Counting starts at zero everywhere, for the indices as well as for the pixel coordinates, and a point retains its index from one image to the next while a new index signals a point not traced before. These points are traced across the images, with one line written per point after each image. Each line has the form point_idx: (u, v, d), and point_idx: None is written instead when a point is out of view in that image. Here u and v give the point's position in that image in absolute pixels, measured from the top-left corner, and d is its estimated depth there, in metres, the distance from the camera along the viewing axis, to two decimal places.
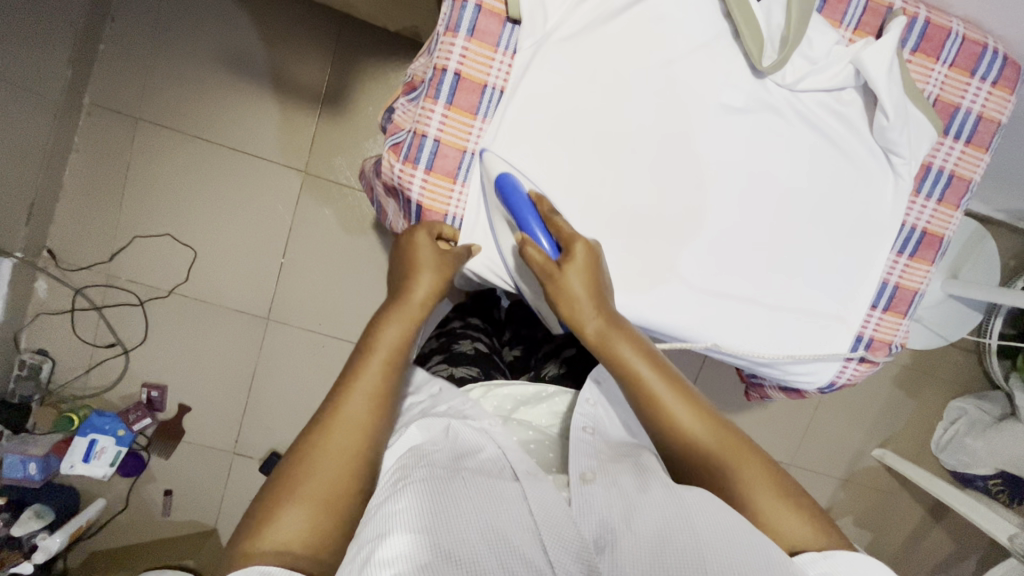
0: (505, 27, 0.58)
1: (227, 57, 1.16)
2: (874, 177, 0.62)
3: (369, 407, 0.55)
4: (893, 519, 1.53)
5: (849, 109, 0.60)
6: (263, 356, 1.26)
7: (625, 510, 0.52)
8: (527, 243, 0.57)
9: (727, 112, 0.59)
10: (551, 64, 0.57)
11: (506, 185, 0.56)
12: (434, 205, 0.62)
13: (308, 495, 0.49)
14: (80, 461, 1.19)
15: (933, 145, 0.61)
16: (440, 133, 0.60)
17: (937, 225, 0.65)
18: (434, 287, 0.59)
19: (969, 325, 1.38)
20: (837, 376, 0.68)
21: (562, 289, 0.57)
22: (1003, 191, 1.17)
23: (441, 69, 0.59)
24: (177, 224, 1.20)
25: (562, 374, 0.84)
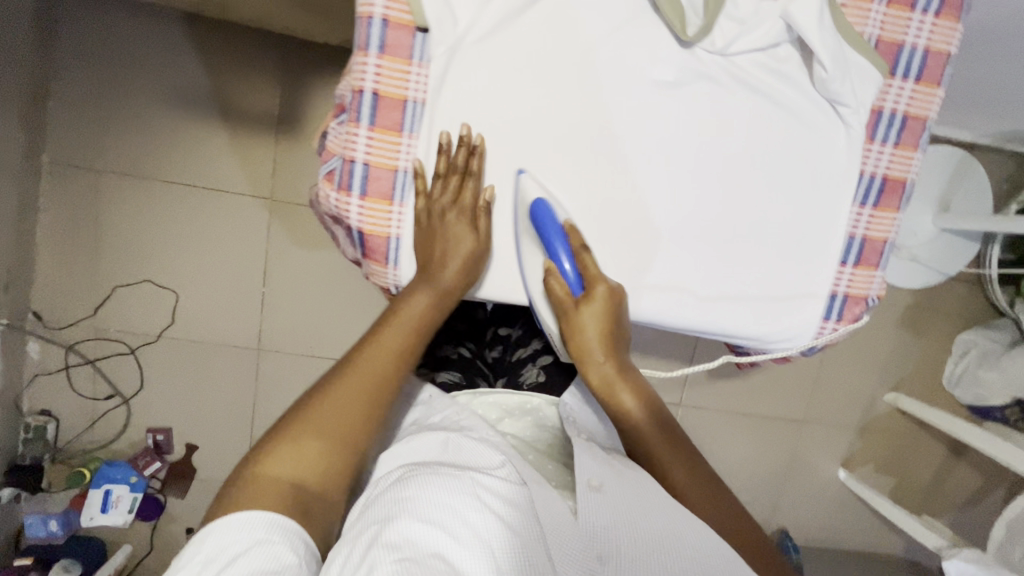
0: (415, 37, 0.54)
1: (178, 96, 1.15)
2: (823, 129, 0.59)
3: (387, 364, 0.60)
4: (914, 460, 1.51)
5: (786, 66, 0.57)
6: (260, 386, 1.27)
7: (628, 519, 0.54)
8: (552, 273, 0.60)
9: (660, 88, 0.57)
10: (467, 67, 0.55)
11: (539, 214, 0.57)
12: (375, 229, 0.59)
13: (318, 429, 0.56)
14: (98, 512, 1.22)
15: (879, 88, 0.58)
16: (369, 156, 0.56)
17: (897, 169, 0.61)
18: (461, 268, 0.59)
19: (966, 257, 1.35)
20: (816, 337, 0.65)
21: (575, 323, 0.62)
22: (984, 114, 1.13)
23: (358, 90, 0.55)
24: (155, 269, 1.20)
25: (542, 381, 0.86)
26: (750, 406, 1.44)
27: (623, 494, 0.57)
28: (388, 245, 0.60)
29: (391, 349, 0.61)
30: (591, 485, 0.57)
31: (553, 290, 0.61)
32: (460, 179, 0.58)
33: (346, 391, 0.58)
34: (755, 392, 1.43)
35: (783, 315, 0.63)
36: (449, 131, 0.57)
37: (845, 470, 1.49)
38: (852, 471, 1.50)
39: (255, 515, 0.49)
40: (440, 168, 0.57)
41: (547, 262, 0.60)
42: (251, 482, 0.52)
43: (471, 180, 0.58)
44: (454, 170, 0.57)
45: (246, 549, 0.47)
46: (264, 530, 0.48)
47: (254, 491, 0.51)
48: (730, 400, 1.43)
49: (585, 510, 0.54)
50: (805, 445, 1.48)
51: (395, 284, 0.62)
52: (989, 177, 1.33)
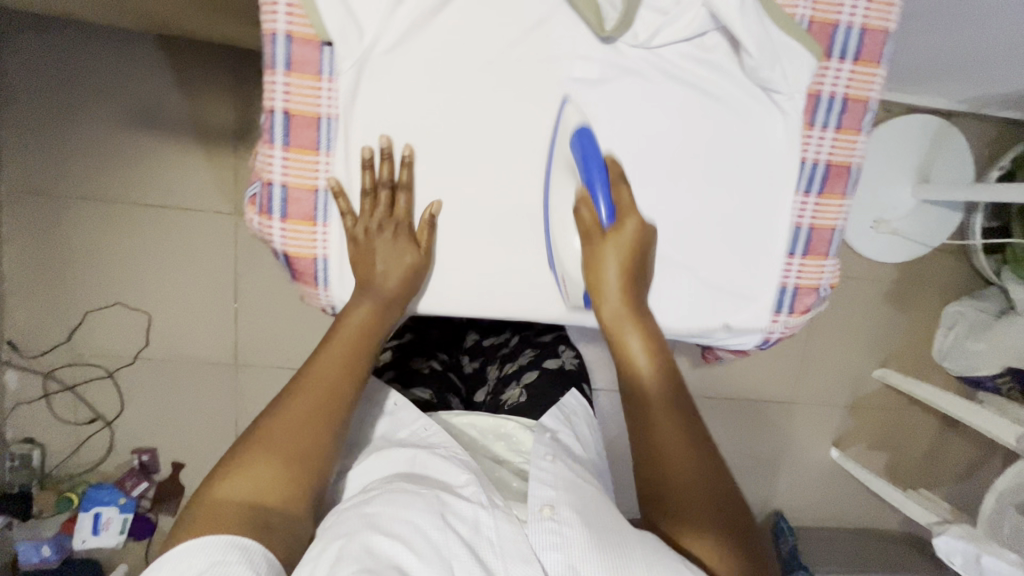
0: (323, 51, 0.53)
1: (134, 116, 1.14)
2: (759, 119, 0.57)
3: (340, 370, 0.57)
4: (907, 435, 1.49)
5: (714, 55, 0.55)
6: (240, 402, 1.27)
7: (587, 546, 0.52)
8: (585, 201, 0.55)
9: (582, 86, 0.56)
10: (381, 79, 0.54)
11: (585, 140, 0.55)
12: (300, 251, 0.57)
13: (269, 446, 0.53)
14: (89, 535, 1.24)
15: (813, 73, 0.56)
16: (286, 178, 0.55)
17: (839, 154, 0.59)
18: (402, 279, 0.58)
19: (949, 227, 1.32)
20: (769, 332, 0.63)
21: (596, 256, 0.56)
22: (954, 79, 1.10)
23: (269, 110, 0.54)
24: (126, 291, 1.20)
25: (523, 402, 0.82)
26: (737, 391, 1.42)
27: (581, 523, 0.54)
28: (316, 266, 0.58)
29: (346, 356, 0.57)
30: (545, 514, 0.55)
31: (582, 219, 0.56)
32: (390, 194, 0.56)
33: (301, 401, 0.55)
34: (741, 377, 1.42)
35: (731, 311, 0.62)
36: (370, 145, 0.55)
37: (838, 449, 1.47)
38: (844, 450, 1.48)
39: (213, 538, 0.46)
40: (368, 185, 0.56)
41: (582, 189, 0.55)
42: (206, 513, 0.50)
43: (403, 192, 0.57)
44: (382, 186, 0.56)
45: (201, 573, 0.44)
46: (221, 551, 0.46)
47: (212, 520, 0.49)
48: (716, 386, 1.42)
49: (538, 544, 0.54)
50: (795, 426, 1.46)
51: (330, 305, 0.61)
52: (968, 145, 1.30)
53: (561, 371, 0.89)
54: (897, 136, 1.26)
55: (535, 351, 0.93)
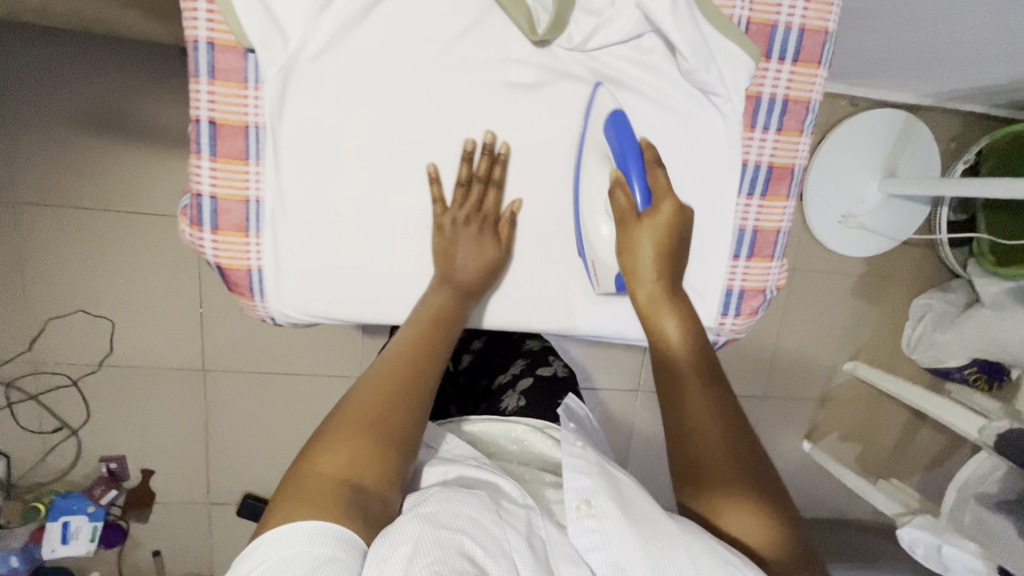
0: (246, 59, 0.52)
1: (91, 119, 1.12)
2: (700, 123, 0.59)
3: (421, 339, 0.57)
4: (878, 426, 1.51)
5: (651, 57, 0.56)
6: (209, 406, 1.26)
7: (631, 540, 0.52)
8: (619, 184, 0.56)
9: (517, 90, 0.57)
10: (309, 86, 0.53)
11: (619, 123, 0.55)
12: (233, 263, 0.56)
13: (354, 411, 0.52)
14: (59, 544, 1.22)
15: (751, 76, 0.57)
16: (214, 189, 0.54)
17: (781, 156, 0.60)
18: (479, 261, 0.60)
19: (917, 220, 1.33)
20: (717, 334, 0.66)
21: (632, 240, 0.57)
22: (914, 73, 1.10)
23: (194, 120, 0.53)
24: (87, 298, 1.18)
25: (523, 404, 0.89)
26: None
27: (620, 516, 0.54)
28: (250, 277, 0.57)
29: (427, 330, 0.57)
30: (581, 512, 0.56)
31: (616, 202, 0.57)
32: (483, 187, 0.59)
33: (382, 367, 0.55)
34: None
35: None
36: (474, 138, 0.58)
37: (810, 442, 1.49)
38: (817, 443, 1.50)
39: (307, 517, 0.45)
40: (464, 176, 0.58)
41: (616, 172, 0.57)
42: (297, 485, 0.48)
43: (493, 189, 0.60)
44: (477, 179, 0.59)
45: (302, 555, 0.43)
46: (309, 532, 0.44)
47: (306, 491, 0.47)
48: None
49: (581, 544, 0.55)
50: (768, 420, 1.48)
51: (269, 316, 0.59)
52: (935, 138, 1.30)
53: (552, 377, 0.96)
54: (864, 130, 1.27)
55: (530, 356, 1.01)
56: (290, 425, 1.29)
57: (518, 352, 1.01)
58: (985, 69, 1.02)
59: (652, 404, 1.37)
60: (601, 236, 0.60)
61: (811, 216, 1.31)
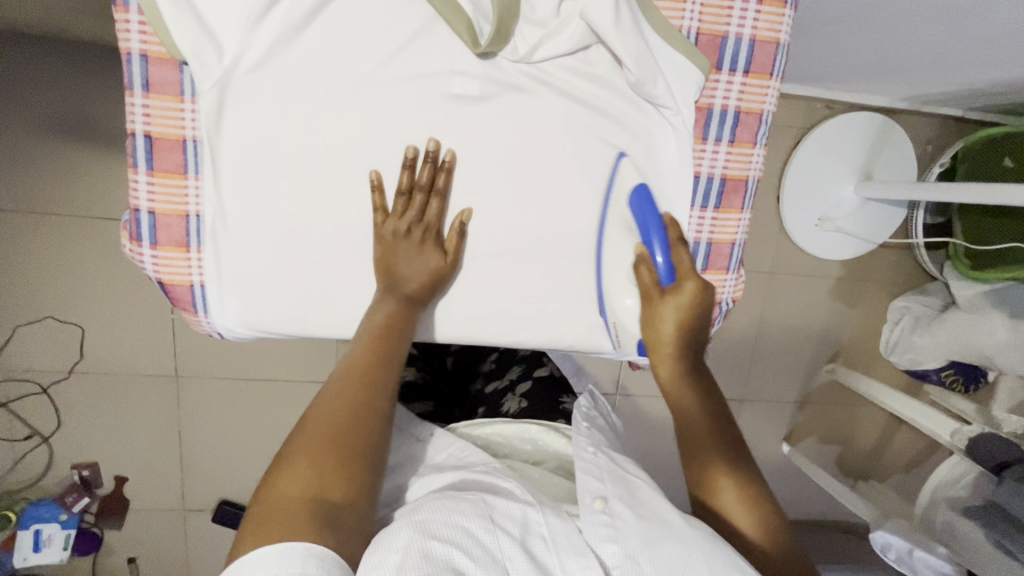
0: (182, 72, 0.52)
1: (56, 123, 1.10)
2: (647, 132, 0.61)
3: (369, 356, 0.57)
4: (858, 428, 1.52)
5: (599, 68, 0.59)
6: (182, 412, 1.25)
7: (642, 539, 0.53)
8: (643, 259, 0.61)
9: (463, 102, 0.57)
10: (245, 100, 0.53)
11: (642, 202, 0.61)
12: (174, 278, 0.57)
13: (302, 445, 0.51)
14: (31, 552, 1.19)
15: (702, 86, 0.61)
16: (152, 204, 0.55)
17: (735, 168, 0.65)
18: (424, 272, 0.59)
19: (894, 223, 1.33)
20: None
21: (654, 316, 0.62)
22: (885, 77, 1.11)
23: (131, 134, 0.54)
24: (56, 304, 1.16)
25: (523, 408, 0.90)
26: None
27: (633, 515, 0.55)
28: (193, 293, 0.58)
29: (373, 348, 0.57)
30: (597, 507, 0.56)
31: (641, 277, 0.62)
32: (425, 197, 0.58)
33: (330, 393, 0.55)
34: None
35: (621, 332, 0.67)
36: (416, 145, 0.57)
37: (789, 445, 1.50)
38: (796, 445, 1.50)
39: (294, 544, 0.44)
40: (404, 185, 0.57)
41: (639, 248, 0.62)
42: (266, 510, 0.47)
43: (437, 198, 0.59)
44: (418, 188, 0.58)
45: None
46: (298, 563, 0.43)
47: (275, 518, 0.47)
48: None
49: (590, 537, 0.55)
50: (747, 423, 1.48)
51: (214, 331, 0.60)
52: (911, 141, 1.31)
53: (549, 378, 0.98)
54: (840, 133, 1.26)
55: (522, 357, 1.02)
56: (265, 430, 1.28)
57: (511, 354, 1.02)
58: (955, 74, 1.02)
59: (630, 408, 1.37)
60: (626, 307, 0.63)
61: (787, 220, 1.31)
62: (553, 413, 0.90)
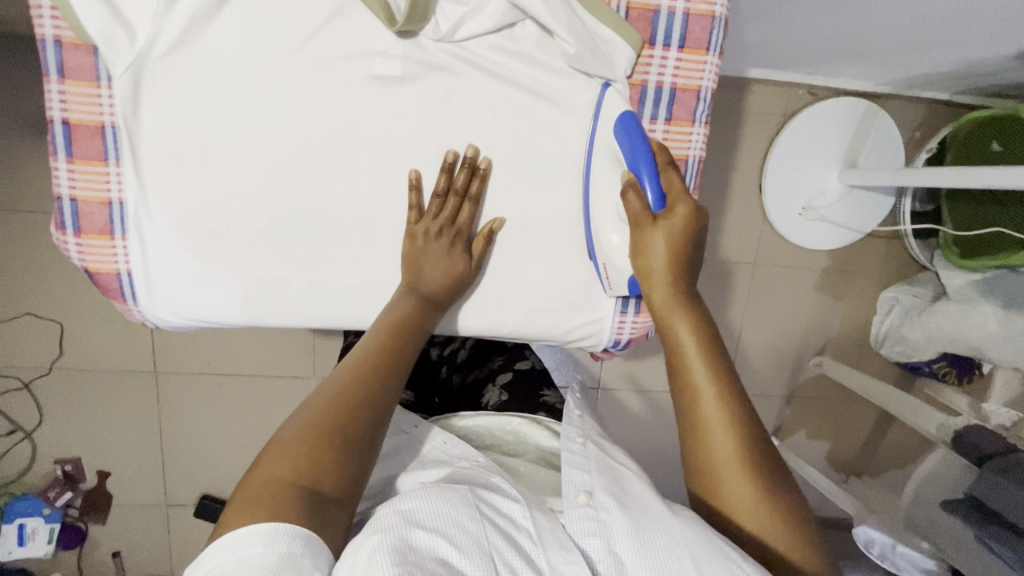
0: (96, 56, 0.52)
1: (24, 120, 1.10)
2: (582, 113, 0.62)
3: (387, 337, 0.57)
4: (847, 423, 1.49)
5: (525, 46, 0.59)
6: (161, 408, 1.26)
7: (628, 528, 0.52)
8: (632, 185, 0.56)
9: (386, 84, 0.57)
10: (162, 84, 0.53)
11: (629, 130, 0.57)
12: (100, 267, 0.57)
13: (300, 428, 0.48)
14: (16, 546, 1.22)
15: (632, 62, 0.60)
16: (73, 191, 0.55)
17: (673, 147, 0.64)
18: (440, 277, 0.61)
19: (882, 212, 1.30)
20: (619, 332, 0.70)
21: (643, 242, 0.58)
22: (860, 61, 1.08)
23: (49, 121, 0.54)
24: (31, 301, 1.17)
25: (505, 399, 0.88)
26: None
27: (617, 506, 0.54)
28: (120, 281, 0.58)
29: (383, 344, 0.56)
30: (580, 501, 0.56)
31: (630, 205, 0.57)
32: (458, 201, 0.61)
33: (341, 370, 0.54)
34: None
35: (570, 316, 0.68)
36: (456, 150, 0.60)
37: (778, 439, 1.47)
38: (785, 440, 1.48)
39: (281, 523, 0.42)
40: (441, 188, 0.60)
41: (629, 176, 0.57)
42: (251, 494, 0.44)
43: (469, 203, 0.62)
44: (454, 191, 0.61)
45: (270, 566, 0.39)
46: (287, 541, 0.41)
47: (252, 501, 0.44)
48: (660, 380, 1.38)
49: (576, 532, 0.54)
50: None
51: (145, 319, 0.60)
52: (897, 126, 1.27)
53: (532, 370, 0.95)
54: (820, 119, 1.23)
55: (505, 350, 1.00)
56: (243, 428, 1.29)
57: (493, 346, 1.00)
58: (928, 54, 0.99)
59: (612, 403, 1.35)
60: (612, 244, 0.61)
61: (768, 208, 1.29)
62: (534, 404, 0.86)
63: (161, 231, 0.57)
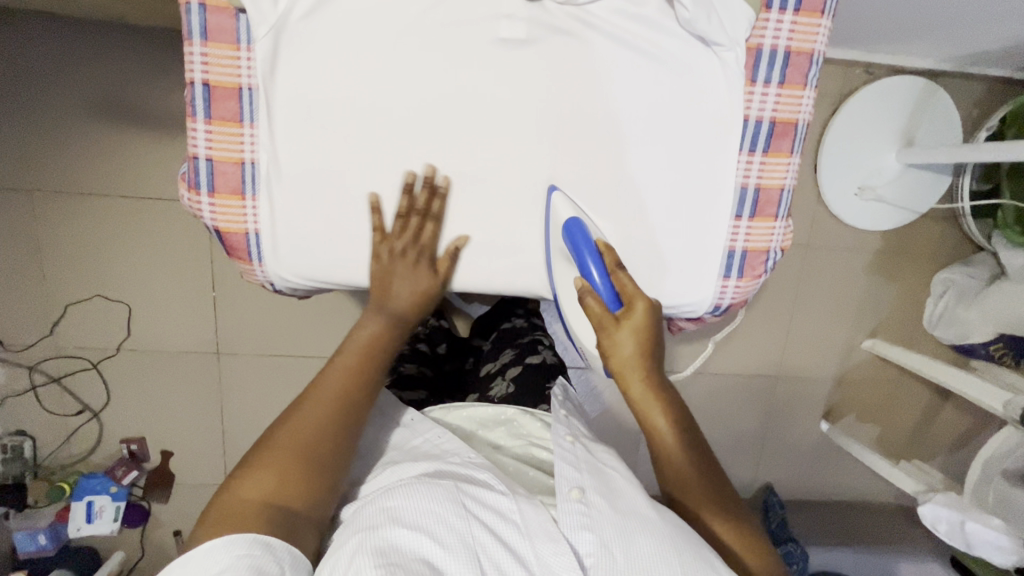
0: (237, 19, 0.57)
1: (101, 104, 1.13)
2: (690, 72, 0.62)
3: (360, 357, 0.67)
4: (897, 405, 1.48)
5: (648, 10, 0.60)
6: (225, 388, 1.28)
7: (618, 529, 0.57)
8: (590, 293, 0.63)
9: (510, 47, 0.60)
10: (299, 45, 0.58)
11: (574, 233, 0.61)
12: (230, 226, 0.62)
13: (270, 457, 0.59)
14: (84, 523, 1.25)
15: (750, 24, 0.61)
16: (210, 151, 0.60)
17: (784, 110, 0.65)
18: (410, 294, 0.68)
19: (939, 191, 1.29)
20: (720, 297, 0.70)
21: (612, 340, 0.65)
22: (925, 38, 1.08)
23: (190, 83, 0.59)
24: (102, 283, 1.21)
25: (511, 392, 0.93)
26: (722, 366, 1.40)
27: (608, 506, 0.59)
28: (248, 241, 0.63)
29: (354, 365, 0.67)
30: (574, 497, 0.60)
31: (592, 308, 0.64)
32: (421, 219, 0.64)
33: (314, 392, 0.64)
34: (727, 351, 1.39)
35: (680, 280, 0.68)
36: (414, 170, 0.63)
37: (828, 422, 1.46)
38: (834, 423, 1.47)
39: (242, 533, 0.52)
40: (404, 208, 0.63)
41: (582, 282, 0.63)
42: (222, 511, 0.55)
43: (432, 220, 0.64)
44: (417, 211, 0.63)
45: (228, 566, 0.50)
46: (246, 546, 0.51)
47: (226, 516, 0.55)
48: (712, 360, 1.39)
49: (566, 525, 0.58)
50: (781, 400, 1.45)
51: (268, 280, 0.66)
52: (955, 105, 1.27)
53: (541, 364, 0.99)
54: (881, 97, 1.23)
55: (516, 344, 1.03)
56: None
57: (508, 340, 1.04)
58: (1003, 30, 0.98)
59: None
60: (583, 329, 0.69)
61: (825, 189, 1.28)
62: (538, 398, 0.91)
63: (289, 188, 0.62)
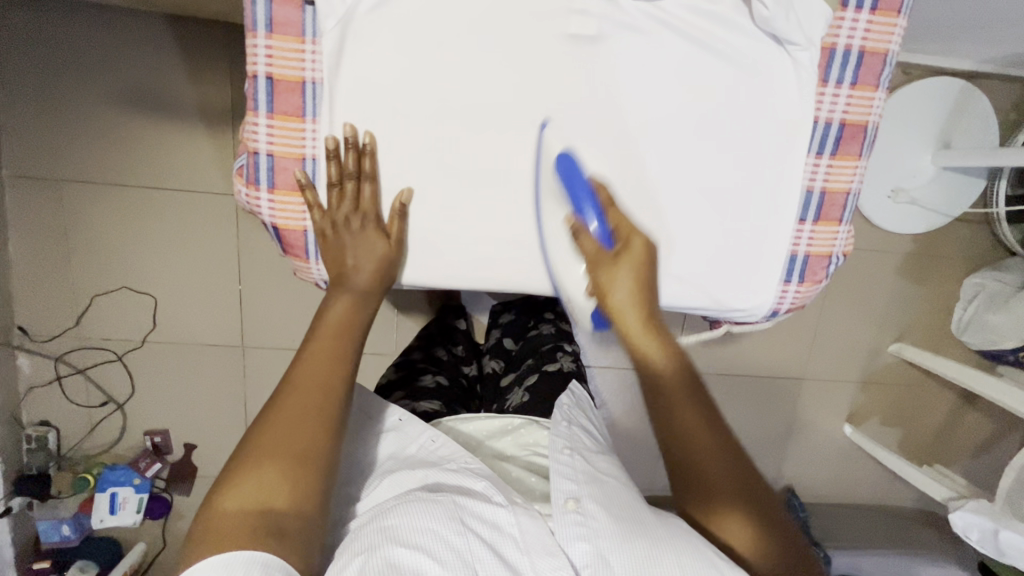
0: (304, 12, 0.58)
1: (132, 94, 1.12)
2: (754, 71, 0.62)
3: (330, 341, 0.64)
4: (921, 410, 1.46)
5: (722, 9, 0.60)
6: (249, 382, 1.28)
7: (614, 537, 0.56)
8: (582, 234, 0.62)
9: (582, 43, 0.60)
10: (363, 41, 0.58)
11: (567, 166, 0.62)
12: (288, 224, 0.64)
13: (252, 460, 0.56)
14: (107, 515, 1.26)
15: (828, 23, 0.61)
16: (271, 147, 0.61)
17: (855, 112, 0.65)
18: (370, 269, 0.64)
19: (973, 195, 1.27)
20: (779, 302, 0.69)
21: (607, 281, 0.64)
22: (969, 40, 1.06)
23: (253, 76, 0.59)
24: (128, 275, 1.20)
25: (527, 401, 0.91)
26: (747, 367, 1.39)
27: (606, 514, 0.58)
28: (305, 238, 0.65)
29: (329, 348, 0.63)
30: (569, 507, 0.59)
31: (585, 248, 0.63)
32: (356, 183, 0.62)
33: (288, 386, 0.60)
34: (752, 353, 1.38)
35: (739, 282, 0.67)
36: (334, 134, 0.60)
37: (851, 425, 1.45)
38: (857, 427, 1.46)
39: (238, 552, 0.49)
40: (335, 176, 0.61)
41: (575, 222, 0.62)
42: (209, 529, 0.52)
43: (367, 182, 0.62)
44: (348, 175, 0.61)
45: None
46: (246, 568, 0.48)
47: (217, 530, 0.51)
48: (735, 361, 1.38)
49: (562, 536, 0.57)
50: (805, 403, 1.44)
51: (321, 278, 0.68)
52: (993, 108, 1.25)
53: (559, 371, 0.97)
54: (921, 97, 1.21)
55: (535, 353, 1.02)
56: None
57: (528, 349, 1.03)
58: None
59: None
60: (573, 278, 0.66)
61: None
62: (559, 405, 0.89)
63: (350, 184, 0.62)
